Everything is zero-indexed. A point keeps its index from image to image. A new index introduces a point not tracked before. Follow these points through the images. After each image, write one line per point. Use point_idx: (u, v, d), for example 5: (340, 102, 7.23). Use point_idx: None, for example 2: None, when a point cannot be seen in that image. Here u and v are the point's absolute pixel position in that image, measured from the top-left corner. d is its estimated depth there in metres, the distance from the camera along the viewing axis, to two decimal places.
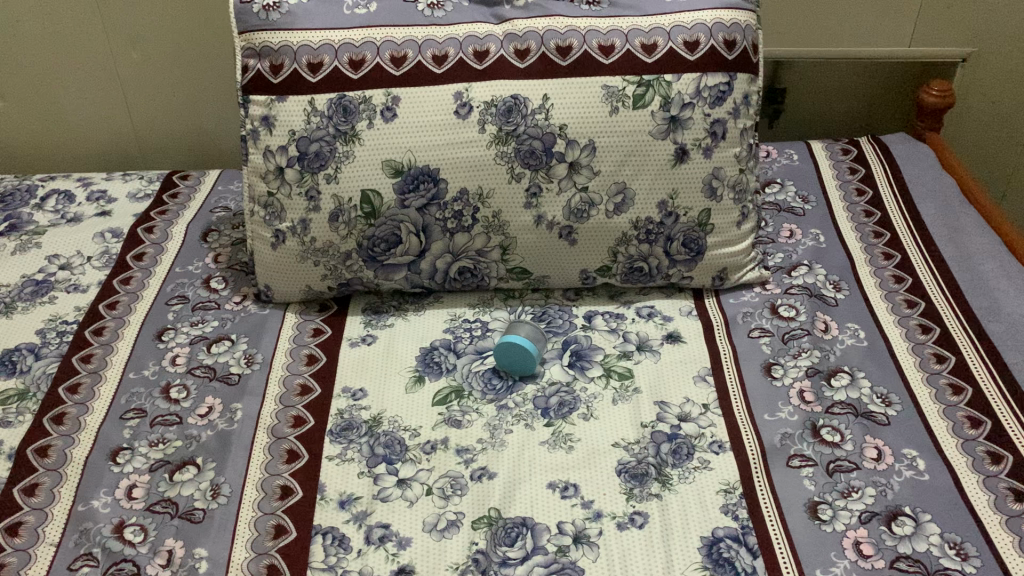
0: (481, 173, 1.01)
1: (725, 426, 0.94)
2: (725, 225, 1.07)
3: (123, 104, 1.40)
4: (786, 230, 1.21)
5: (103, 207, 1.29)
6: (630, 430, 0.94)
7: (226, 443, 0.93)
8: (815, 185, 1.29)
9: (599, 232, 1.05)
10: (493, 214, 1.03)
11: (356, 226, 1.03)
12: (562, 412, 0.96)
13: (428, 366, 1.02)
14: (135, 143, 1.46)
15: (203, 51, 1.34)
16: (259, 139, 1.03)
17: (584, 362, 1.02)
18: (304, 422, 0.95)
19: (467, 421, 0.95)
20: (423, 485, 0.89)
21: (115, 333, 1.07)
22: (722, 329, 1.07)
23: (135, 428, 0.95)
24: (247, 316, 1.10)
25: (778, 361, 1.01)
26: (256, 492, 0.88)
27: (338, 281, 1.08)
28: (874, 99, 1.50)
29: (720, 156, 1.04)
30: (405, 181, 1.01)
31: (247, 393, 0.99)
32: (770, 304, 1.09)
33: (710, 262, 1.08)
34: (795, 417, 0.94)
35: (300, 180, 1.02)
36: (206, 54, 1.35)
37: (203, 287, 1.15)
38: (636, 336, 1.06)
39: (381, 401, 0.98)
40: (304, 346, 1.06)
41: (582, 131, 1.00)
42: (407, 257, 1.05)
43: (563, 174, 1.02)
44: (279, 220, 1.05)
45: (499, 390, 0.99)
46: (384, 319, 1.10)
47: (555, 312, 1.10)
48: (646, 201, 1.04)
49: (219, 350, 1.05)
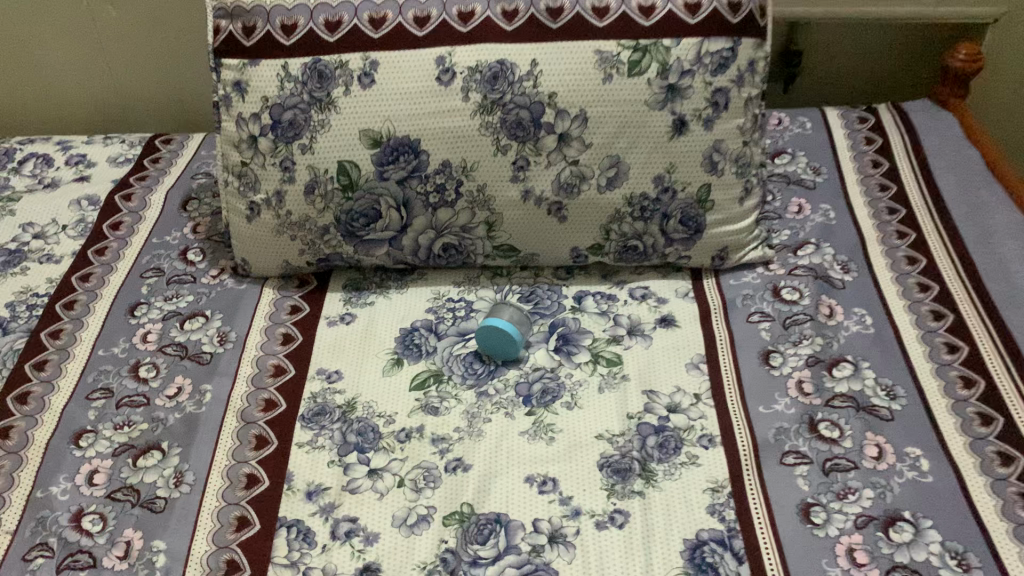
0: (464, 145, 0.96)
1: (717, 418, 0.88)
2: (725, 202, 1.00)
3: (100, 80, 1.37)
4: (794, 205, 1.14)
5: (81, 171, 1.24)
6: (614, 421, 0.88)
7: (193, 428, 0.90)
8: (828, 155, 1.21)
9: (591, 208, 0.98)
10: (478, 187, 0.97)
11: (333, 199, 0.98)
12: (544, 400, 0.91)
13: (408, 349, 0.97)
14: (113, 120, 1.43)
15: (179, 28, 1.30)
16: (232, 105, 0.98)
17: (571, 347, 0.96)
18: (274, 407, 0.91)
19: (444, 408, 0.90)
20: (394, 476, 0.84)
21: (86, 307, 1.03)
22: (719, 312, 1.00)
23: (100, 409, 0.92)
24: (223, 291, 1.06)
25: (777, 348, 0.95)
26: (221, 480, 0.85)
27: (316, 256, 1.03)
28: (894, 65, 1.42)
29: (721, 127, 0.97)
30: (384, 152, 0.96)
31: (217, 374, 0.95)
32: (772, 287, 1.02)
33: (709, 241, 1.01)
34: (792, 410, 0.89)
35: (274, 150, 0.97)
36: (183, 33, 1.31)
37: (179, 259, 1.10)
38: (628, 319, 0.99)
39: (357, 386, 0.93)
40: (279, 324, 1.01)
41: (573, 100, 0.94)
42: (388, 232, 1.00)
43: (552, 145, 0.95)
44: (254, 191, 1.00)
45: (480, 375, 0.94)
46: (363, 297, 1.04)
47: (544, 292, 1.03)
48: (640, 175, 0.97)
49: (192, 328, 1.01)
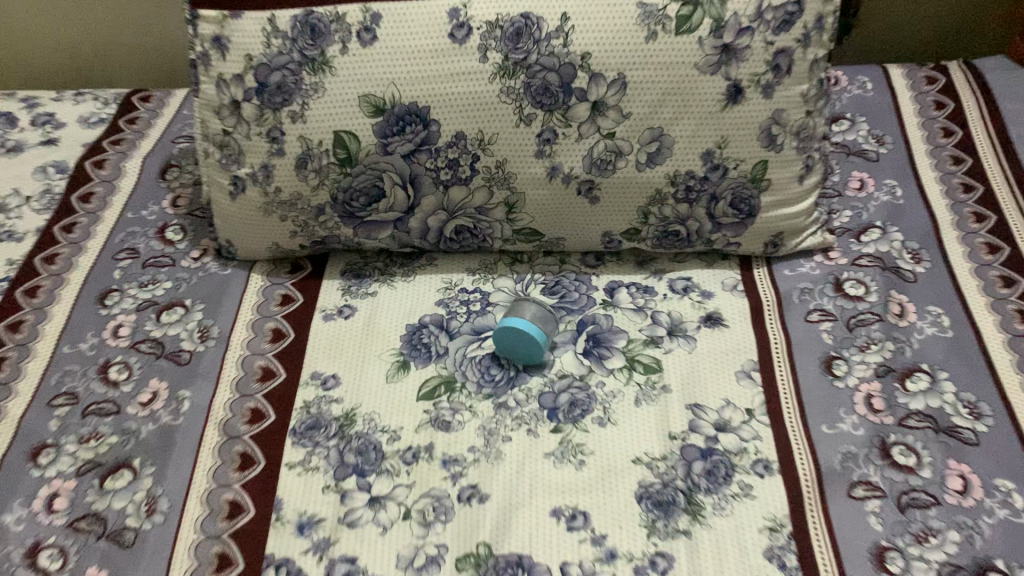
0: (481, 113, 0.82)
1: (773, 441, 0.76)
2: (783, 181, 0.86)
3: (66, 35, 1.24)
4: (855, 179, 1.00)
5: (49, 133, 1.10)
6: (655, 442, 0.76)
7: (169, 443, 0.78)
8: (892, 122, 1.06)
9: (627, 188, 0.85)
10: (497, 163, 0.84)
11: (328, 175, 0.85)
12: (572, 415, 0.79)
13: (415, 349, 0.85)
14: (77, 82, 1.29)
15: None
16: (210, 65, 0.83)
17: (603, 350, 0.83)
18: (262, 418, 0.80)
19: (457, 423, 0.78)
20: (399, 507, 0.73)
21: (50, 295, 0.90)
22: (773, 309, 0.87)
23: (64, 419, 0.80)
24: (206, 277, 0.93)
25: (841, 354, 0.82)
26: (200, 508, 0.73)
27: (310, 238, 0.91)
28: (964, 14, 1.26)
29: (783, 94, 0.82)
30: (388, 121, 0.82)
31: (198, 377, 0.83)
32: (833, 279, 0.89)
33: (761, 227, 0.88)
34: (860, 431, 0.76)
35: (260, 118, 0.83)
36: None
37: (157, 238, 0.97)
38: (668, 317, 0.86)
39: (357, 394, 0.81)
40: (269, 317, 0.89)
41: (610, 62, 0.79)
42: (393, 213, 0.87)
43: (584, 115, 0.82)
44: (237, 165, 0.86)
45: (498, 383, 0.81)
46: (364, 286, 0.92)
47: (570, 283, 0.90)
48: (686, 151, 0.83)
49: (170, 320, 0.88)
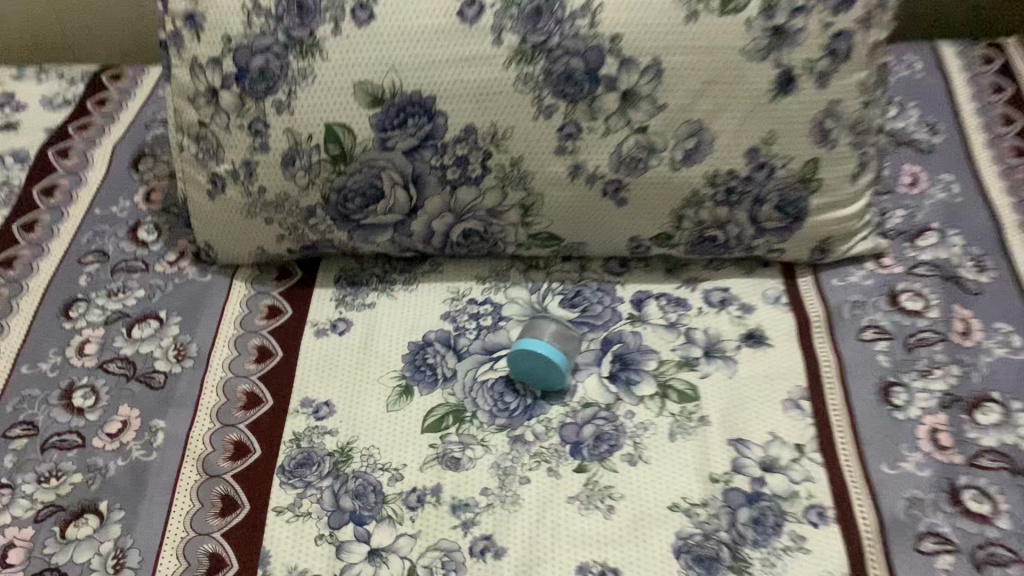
0: (494, 105, 0.71)
1: (828, 484, 0.67)
2: (836, 181, 0.76)
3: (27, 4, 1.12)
4: (907, 174, 0.90)
5: (9, 117, 0.99)
6: (694, 485, 0.67)
7: (140, 483, 0.69)
8: (946, 108, 0.96)
9: (660, 189, 0.75)
10: (511, 161, 0.74)
11: (319, 173, 0.74)
12: (598, 451, 0.69)
13: (419, 372, 0.75)
14: (43, 55, 1.18)
15: None
16: (184, 46, 0.73)
17: (631, 373, 0.74)
18: (246, 454, 0.70)
19: (467, 461, 0.69)
20: (403, 561, 0.63)
21: (8, 306, 0.80)
22: (822, 326, 0.77)
23: (21, 454, 0.70)
24: (183, 284, 0.83)
25: (900, 381, 0.73)
26: (174, 562, 0.64)
27: (300, 243, 0.80)
28: None
29: (840, 83, 0.72)
30: (388, 113, 0.72)
31: (173, 404, 0.74)
32: (888, 291, 0.79)
33: (809, 232, 0.78)
34: (925, 472, 0.67)
35: (241, 108, 0.73)
36: None
37: (128, 238, 0.87)
38: (704, 335, 0.76)
39: (353, 424, 0.72)
40: (253, 333, 0.79)
41: (643, 47, 0.69)
42: (393, 216, 0.77)
43: (613, 107, 0.71)
44: (216, 160, 0.76)
45: (513, 412, 0.72)
46: (361, 295, 0.82)
47: (593, 294, 0.80)
48: (728, 148, 0.73)
49: (143, 336, 0.78)
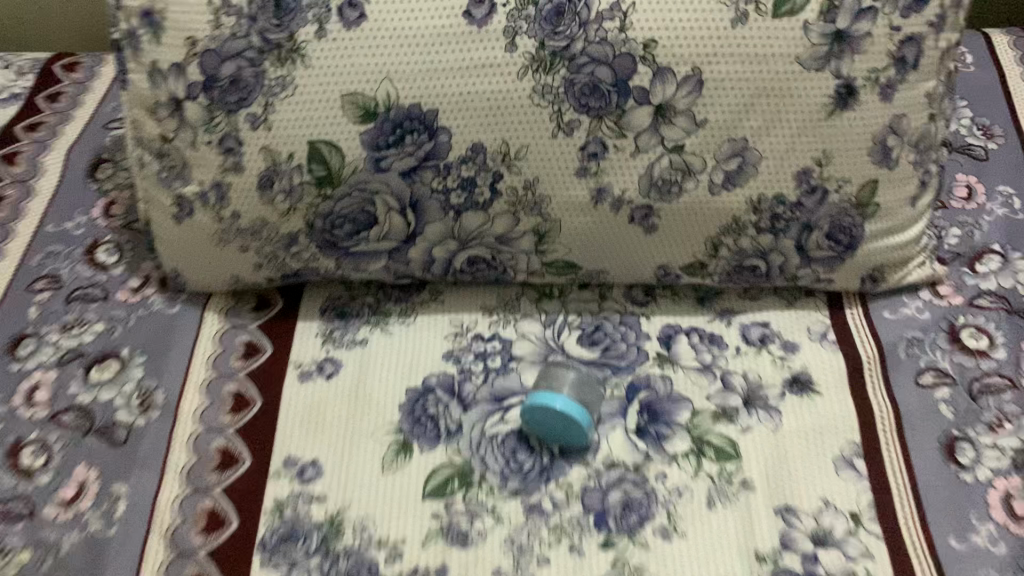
0: (506, 119, 0.61)
1: (891, 561, 0.58)
2: (895, 206, 0.66)
3: None
4: (962, 185, 0.80)
5: None
6: (738, 564, 0.58)
7: (99, 564, 0.58)
8: (998, 109, 0.86)
9: (697, 214, 0.65)
10: (526, 182, 0.64)
11: (302, 197, 0.64)
12: (626, 522, 0.60)
13: (418, 425, 0.66)
14: None
15: None
16: (141, 49, 0.61)
17: (661, 427, 0.65)
18: (221, 526, 0.60)
19: (477, 534, 0.60)
20: None
21: None
22: (875, 369, 0.68)
23: None
24: (148, 317, 0.73)
25: (966, 435, 0.64)
26: None
27: (280, 271, 0.70)
28: None
29: (906, 95, 0.62)
30: (382, 129, 0.61)
31: (137, 465, 0.64)
32: (947, 327, 0.70)
33: (863, 260, 0.68)
34: (1000, 548, 0.58)
35: (210, 122, 0.62)
36: None
37: (84, 262, 0.76)
38: (743, 380, 0.68)
39: (345, 489, 0.62)
40: (229, 377, 0.69)
41: (680, 55, 0.59)
42: (387, 243, 0.66)
43: (644, 123, 0.61)
44: (181, 181, 0.65)
45: (528, 475, 0.63)
46: (351, 330, 0.72)
47: (615, 329, 0.72)
48: (776, 169, 0.63)
49: (102, 380, 0.68)
